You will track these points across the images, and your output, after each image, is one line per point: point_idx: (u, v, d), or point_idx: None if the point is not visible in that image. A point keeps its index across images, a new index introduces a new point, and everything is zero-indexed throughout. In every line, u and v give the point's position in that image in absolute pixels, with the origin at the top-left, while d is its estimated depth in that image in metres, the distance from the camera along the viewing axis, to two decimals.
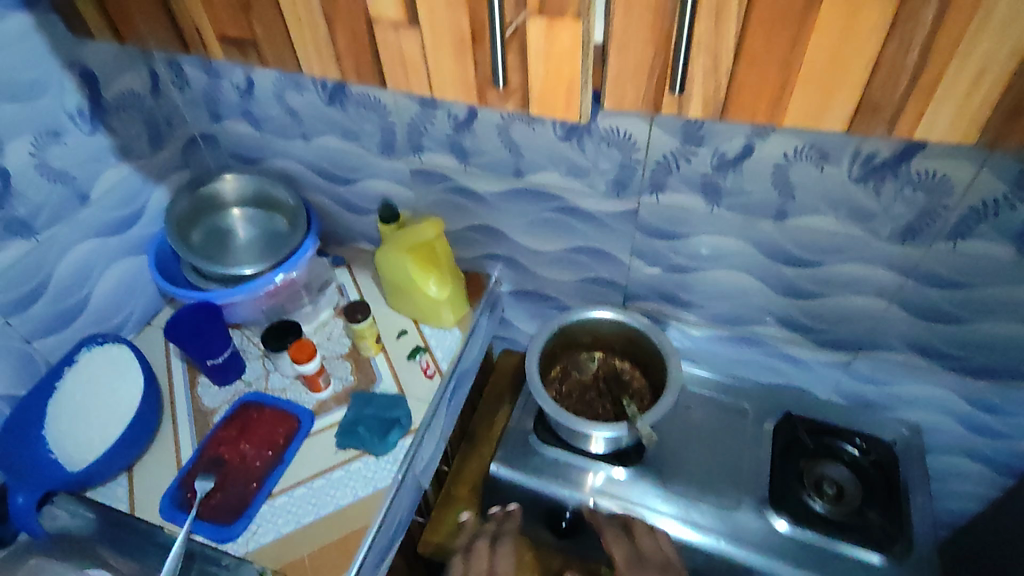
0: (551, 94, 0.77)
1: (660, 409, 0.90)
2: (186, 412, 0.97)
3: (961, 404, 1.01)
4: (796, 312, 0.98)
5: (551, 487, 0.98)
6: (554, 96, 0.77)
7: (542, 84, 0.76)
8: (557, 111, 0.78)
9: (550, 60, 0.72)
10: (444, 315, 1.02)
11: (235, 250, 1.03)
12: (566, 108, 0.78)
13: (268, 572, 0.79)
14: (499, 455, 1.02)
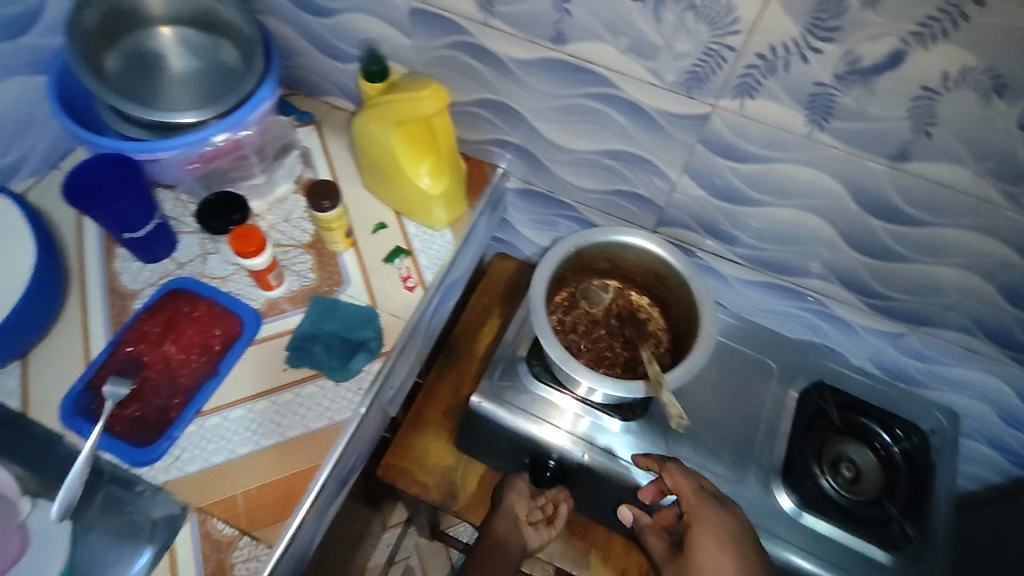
0: None
1: (682, 370, 0.76)
2: (100, 291, 0.77)
3: (1010, 397, 0.89)
4: (863, 272, 0.81)
5: (538, 433, 0.84)
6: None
7: None
8: None
9: None
10: (436, 213, 0.81)
11: (167, 88, 0.78)
12: None
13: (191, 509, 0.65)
14: (482, 387, 0.86)
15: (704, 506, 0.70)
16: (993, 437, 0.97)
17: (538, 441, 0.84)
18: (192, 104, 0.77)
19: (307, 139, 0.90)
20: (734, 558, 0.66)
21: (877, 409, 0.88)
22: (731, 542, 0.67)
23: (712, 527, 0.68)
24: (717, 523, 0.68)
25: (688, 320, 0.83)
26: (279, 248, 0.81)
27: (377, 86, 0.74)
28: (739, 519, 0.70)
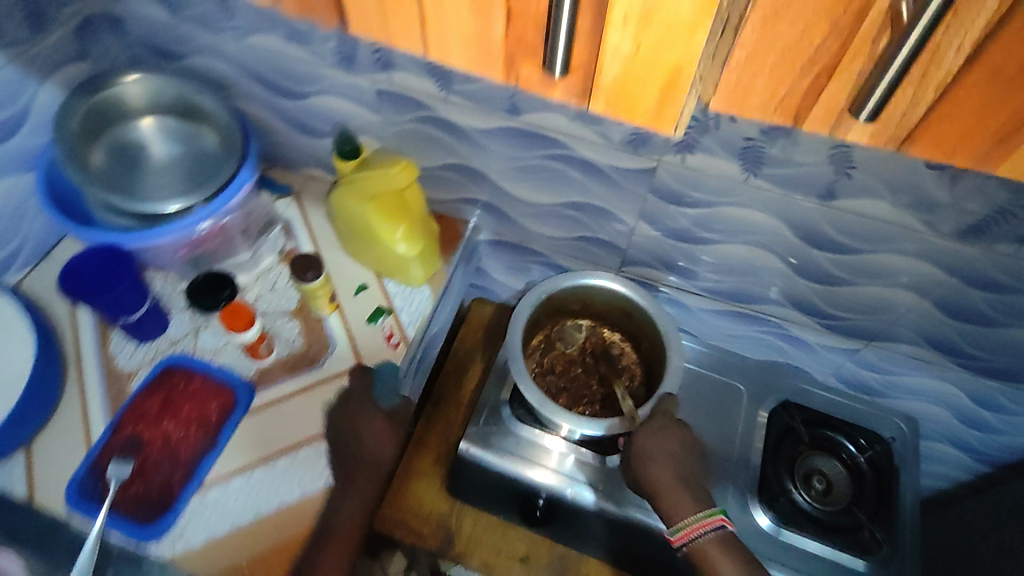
0: (633, 85, 0.47)
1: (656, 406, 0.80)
2: (97, 374, 0.80)
3: (963, 400, 0.95)
4: (814, 297, 0.87)
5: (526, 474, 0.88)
6: (639, 92, 0.47)
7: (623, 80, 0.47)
8: (640, 117, 0.49)
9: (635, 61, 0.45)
10: (413, 272, 0.87)
11: (151, 175, 0.83)
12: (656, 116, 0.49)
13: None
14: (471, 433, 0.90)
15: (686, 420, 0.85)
16: (954, 437, 1.02)
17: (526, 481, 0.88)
18: (175, 188, 0.82)
19: (285, 210, 0.94)
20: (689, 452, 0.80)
21: (843, 423, 0.94)
22: (678, 457, 0.80)
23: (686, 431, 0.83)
24: (670, 443, 0.80)
25: (657, 352, 0.88)
26: (266, 316, 0.86)
27: (350, 164, 0.79)
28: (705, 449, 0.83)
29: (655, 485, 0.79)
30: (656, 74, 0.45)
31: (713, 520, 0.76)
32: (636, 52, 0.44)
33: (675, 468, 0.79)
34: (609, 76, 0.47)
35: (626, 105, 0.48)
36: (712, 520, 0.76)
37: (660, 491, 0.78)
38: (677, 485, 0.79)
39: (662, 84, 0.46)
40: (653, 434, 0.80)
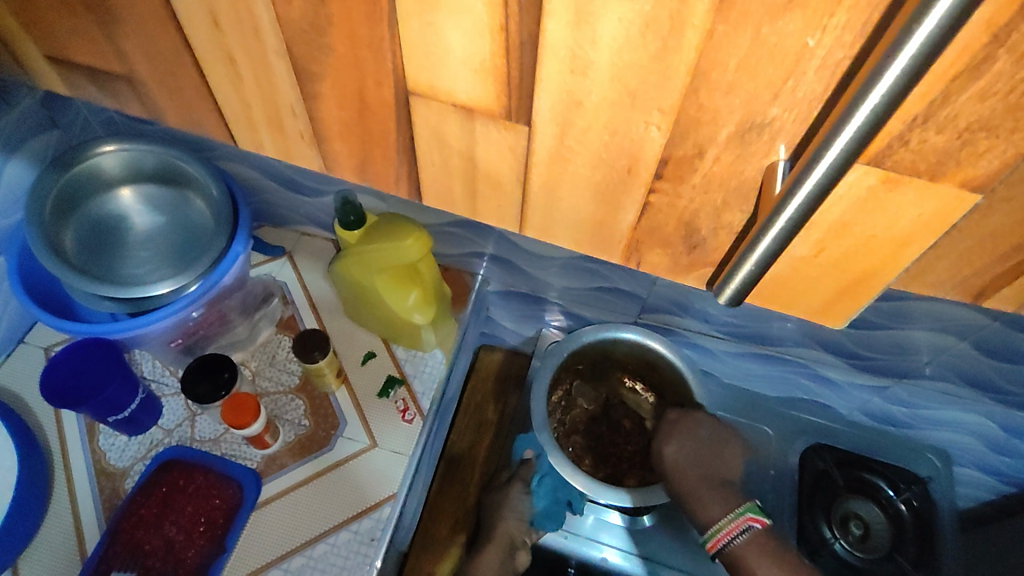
0: (792, 288, 0.39)
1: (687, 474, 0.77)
2: (87, 475, 0.73)
3: (995, 431, 0.92)
4: (843, 338, 0.84)
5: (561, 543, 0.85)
6: (804, 290, 0.38)
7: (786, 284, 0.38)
8: (799, 309, 0.40)
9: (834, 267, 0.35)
10: (425, 337, 0.81)
11: (136, 253, 0.76)
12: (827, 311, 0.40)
13: None
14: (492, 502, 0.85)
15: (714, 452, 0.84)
16: (985, 464, 0.98)
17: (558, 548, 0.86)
18: (165, 267, 0.75)
19: (280, 272, 0.89)
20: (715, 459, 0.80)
21: (882, 465, 0.92)
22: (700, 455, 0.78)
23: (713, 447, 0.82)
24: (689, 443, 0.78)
25: (685, 407, 0.84)
26: (268, 397, 0.80)
27: (356, 234, 0.72)
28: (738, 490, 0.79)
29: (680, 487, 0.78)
30: (834, 280, 0.37)
31: (741, 522, 0.73)
32: (812, 260, 0.36)
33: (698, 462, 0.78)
34: (773, 273, 0.38)
35: (786, 302, 0.40)
36: (739, 523, 0.73)
37: (686, 495, 0.77)
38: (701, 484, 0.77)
39: (840, 288, 0.37)
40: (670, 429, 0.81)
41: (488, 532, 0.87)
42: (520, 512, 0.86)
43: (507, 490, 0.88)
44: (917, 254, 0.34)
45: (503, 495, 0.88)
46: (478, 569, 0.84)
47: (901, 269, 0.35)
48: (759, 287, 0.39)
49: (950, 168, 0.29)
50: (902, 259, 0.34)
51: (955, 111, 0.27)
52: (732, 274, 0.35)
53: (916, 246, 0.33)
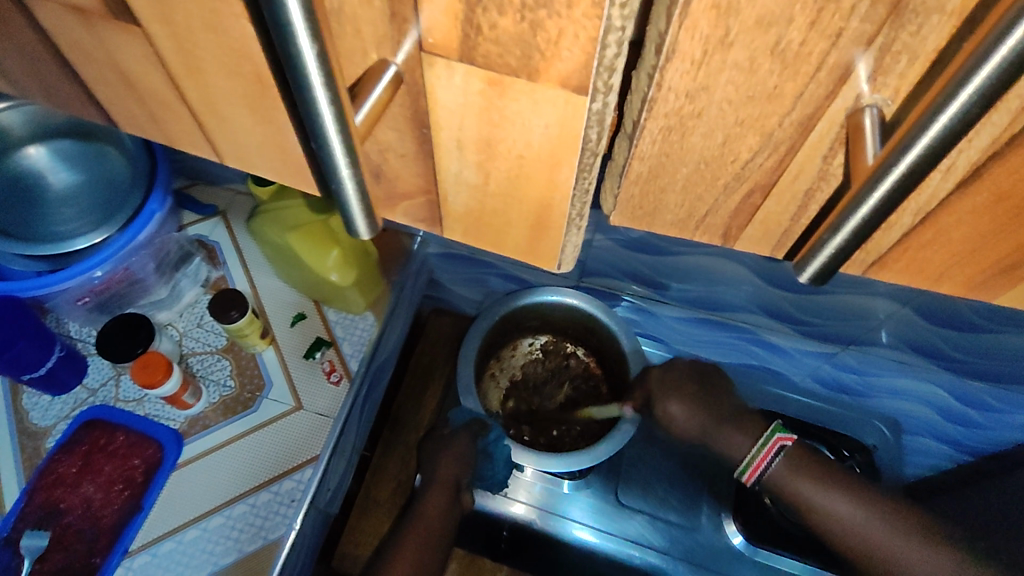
0: (490, 220, 0.28)
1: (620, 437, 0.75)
2: (9, 435, 0.73)
3: (947, 400, 0.89)
4: (786, 303, 0.81)
5: (517, 511, 0.85)
6: (500, 226, 0.28)
7: (477, 209, 0.27)
8: (508, 248, 0.30)
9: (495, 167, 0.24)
10: (351, 299, 0.79)
11: (52, 214, 0.73)
12: (529, 252, 0.29)
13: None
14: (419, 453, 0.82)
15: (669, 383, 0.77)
16: (939, 433, 0.95)
17: (516, 518, 0.85)
18: (83, 224, 0.73)
19: (213, 233, 0.86)
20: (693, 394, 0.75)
21: (823, 432, 0.94)
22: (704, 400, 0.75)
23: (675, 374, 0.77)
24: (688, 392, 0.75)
25: (620, 372, 0.82)
26: (195, 357, 0.79)
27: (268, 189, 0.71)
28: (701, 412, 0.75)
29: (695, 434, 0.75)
30: (515, 215, 0.27)
31: (773, 445, 0.66)
32: (486, 185, 0.26)
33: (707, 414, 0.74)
34: (456, 203, 0.28)
35: (490, 241, 0.30)
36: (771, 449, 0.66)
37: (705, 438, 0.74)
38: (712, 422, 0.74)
39: (531, 223, 0.27)
40: (664, 380, 0.75)
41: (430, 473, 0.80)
42: (466, 458, 0.79)
43: (453, 440, 0.80)
44: (575, 178, 0.24)
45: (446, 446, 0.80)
46: (423, 513, 0.77)
47: (580, 193, 0.25)
48: (446, 217, 0.29)
49: (539, 61, 0.19)
50: (567, 183, 0.24)
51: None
52: (340, 201, 0.23)
53: (569, 167, 0.23)
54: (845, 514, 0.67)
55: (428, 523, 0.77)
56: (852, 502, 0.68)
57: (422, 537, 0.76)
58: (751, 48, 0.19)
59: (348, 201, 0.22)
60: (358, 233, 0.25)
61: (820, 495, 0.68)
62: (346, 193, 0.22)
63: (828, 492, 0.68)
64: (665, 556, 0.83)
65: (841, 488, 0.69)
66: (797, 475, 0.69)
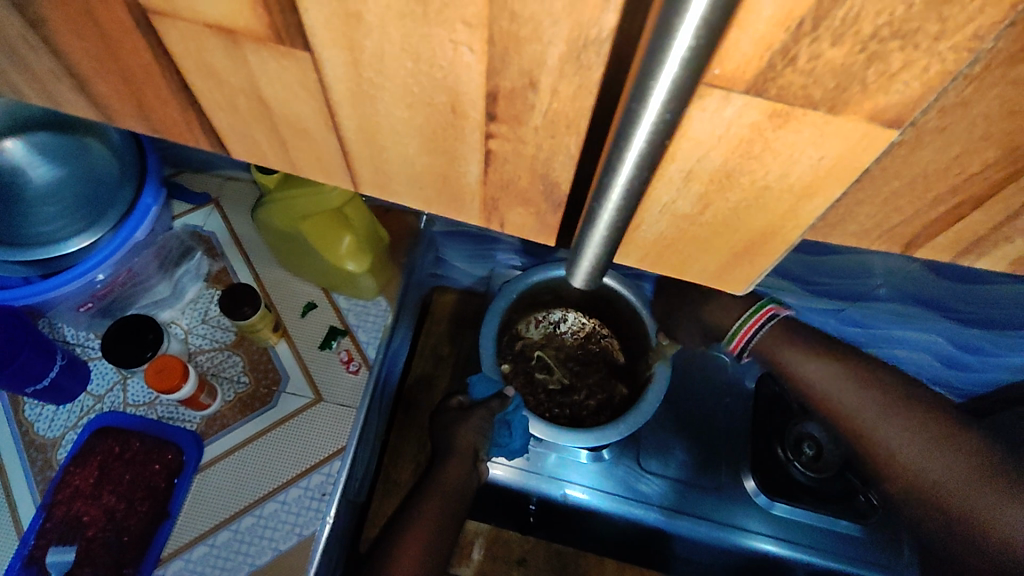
0: (672, 251, 0.30)
1: (642, 415, 0.75)
2: (14, 449, 0.69)
3: (946, 346, 0.92)
4: (798, 263, 0.81)
5: (503, 474, 0.84)
6: (689, 254, 0.30)
7: (676, 237, 0.29)
8: (696, 267, 0.31)
9: (737, 212, 0.26)
10: (364, 286, 0.77)
11: (35, 213, 0.68)
12: (716, 276, 0.31)
13: None
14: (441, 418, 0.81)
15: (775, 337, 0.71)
16: (935, 379, 0.99)
17: (504, 481, 0.84)
18: (73, 222, 0.68)
19: (208, 223, 0.82)
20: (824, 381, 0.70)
21: None
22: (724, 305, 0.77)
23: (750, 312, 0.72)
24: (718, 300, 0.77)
25: (641, 344, 0.81)
26: (203, 355, 0.76)
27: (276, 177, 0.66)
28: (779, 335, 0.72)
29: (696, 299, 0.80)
30: (730, 243, 0.28)
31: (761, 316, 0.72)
32: (693, 216, 0.27)
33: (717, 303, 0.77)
34: (649, 232, 0.29)
35: (673, 263, 0.31)
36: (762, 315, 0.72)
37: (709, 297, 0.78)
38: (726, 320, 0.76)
39: (733, 252, 0.29)
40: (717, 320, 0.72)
41: (447, 445, 0.78)
42: (484, 429, 0.77)
43: (468, 415, 0.78)
44: (823, 209, 0.25)
45: (463, 419, 0.78)
46: (444, 485, 0.76)
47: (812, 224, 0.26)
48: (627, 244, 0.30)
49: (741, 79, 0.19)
50: (806, 216, 0.25)
51: (861, 14, 0.17)
52: (575, 261, 0.28)
53: (822, 199, 0.24)
54: (835, 381, 0.70)
55: (450, 493, 0.76)
56: (825, 368, 0.72)
57: (443, 506, 0.76)
58: (948, 55, 0.18)
59: (585, 263, 0.28)
60: (574, 283, 0.31)
61: (802, 361, 0.73)
62: (589, 248, 0.27)
63: (807, 356, 0.74)
64: (676, 518, 0.83)
65: (821, 359, 0.72)
66: (779, 345, 0.75)
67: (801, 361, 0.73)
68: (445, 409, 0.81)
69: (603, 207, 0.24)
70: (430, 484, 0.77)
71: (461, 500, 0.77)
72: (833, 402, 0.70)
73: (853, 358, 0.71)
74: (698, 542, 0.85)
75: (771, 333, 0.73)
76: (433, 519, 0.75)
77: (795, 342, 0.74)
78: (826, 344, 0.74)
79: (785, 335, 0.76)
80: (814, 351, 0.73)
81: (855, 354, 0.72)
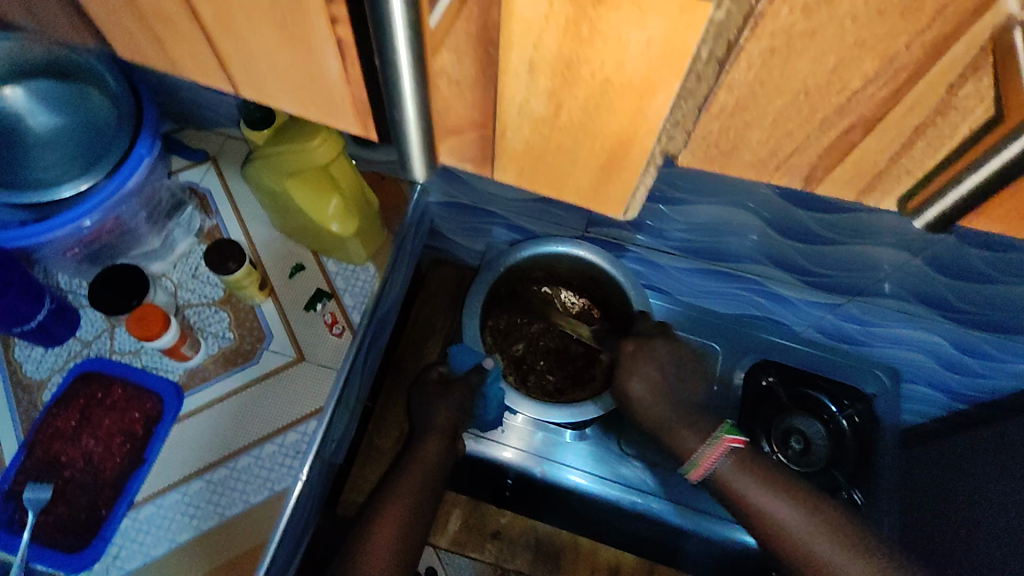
0: (546, 169, 0.32)
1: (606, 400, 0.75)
2: (2, 388, 0.71)
3: (946, 348, 0.89)
4: (793, 253, 0.79)
5: (501, 453, 0.82)
6: (564, 168, 0.31)
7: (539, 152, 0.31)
8: (573, 192, 0.33)
9: (585, 115, 0.27)
10: (352, 250, 0.77)
11: (35, 159, 0.69)
12: (594, 197, 0.33)
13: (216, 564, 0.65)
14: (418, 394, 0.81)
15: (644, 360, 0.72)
16: (934, 380, 0.97)
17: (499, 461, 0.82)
18: (70, 169, 0.69)
19: (204, 180, 0.83)
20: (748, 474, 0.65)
21: (824, 381, 0.93)
22: (664, 387, 0.71)
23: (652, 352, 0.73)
24: (650, 374, 0.72)
25: (628, 326, 0.80)
26: (191, 309, 0.77)
27: (265, 133, 0.66)
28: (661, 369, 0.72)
29: (655, 421, 0.71)
30: (592, 149, 0.29)
31: (721, 445, 0.66)
32: (550, 116, 0.28)
33: (670, 402, 0.71)
34: (515, 141, 0.30)
35: (550, 182, 0.33)
36: (719, 446, 0.66)
37: (663, 428, 0.70)
38: (675, 419, 0.70)
39: (602, 162, 0.30)
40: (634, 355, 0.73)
41: (425, 422, 0.78)
42: (464, 405, 0.79)
43: (449, 388, 0.79)
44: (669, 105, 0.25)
45: (440, 393, 0.79)
46: (420, 459, 0.76)
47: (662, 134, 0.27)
48: (501, 155, 0.32)
49: None
50: (653, 117, 0.26)
51: None
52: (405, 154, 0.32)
53: (664, 95, 0.25)
54: (799, 524, 0.61)
55: (427, 469, 0.75)
56: (792, 506, 0.62)
57: (421, 484, 0.74)
58: None
59: (414, 159, 0.32)
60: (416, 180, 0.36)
61: (760, 493, 0.63)
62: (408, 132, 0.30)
63: (772, 493, 0.63)
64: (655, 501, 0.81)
65: (790, 496, 0.63)
66: (742, 474, 0.64)
67: (759, 495, 0.63)
68: (425, 380, 0.82)
69: (398, 76, 0.26)
70: (405, 462, 0.76)
71: (437, 481, 0.76)
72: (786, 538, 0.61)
73: (813, 503, 0.62)
74: (674, 530, 0.84)
75: (728, 467, 0.65)
76: (409, 497, 0.72)
77: (753, 479, 0.64)
78: (789, 480, 0.64)
79: (745, 467, 0.65)
80: (775, 485, 0.64)
81: (818, 497, 0.63)
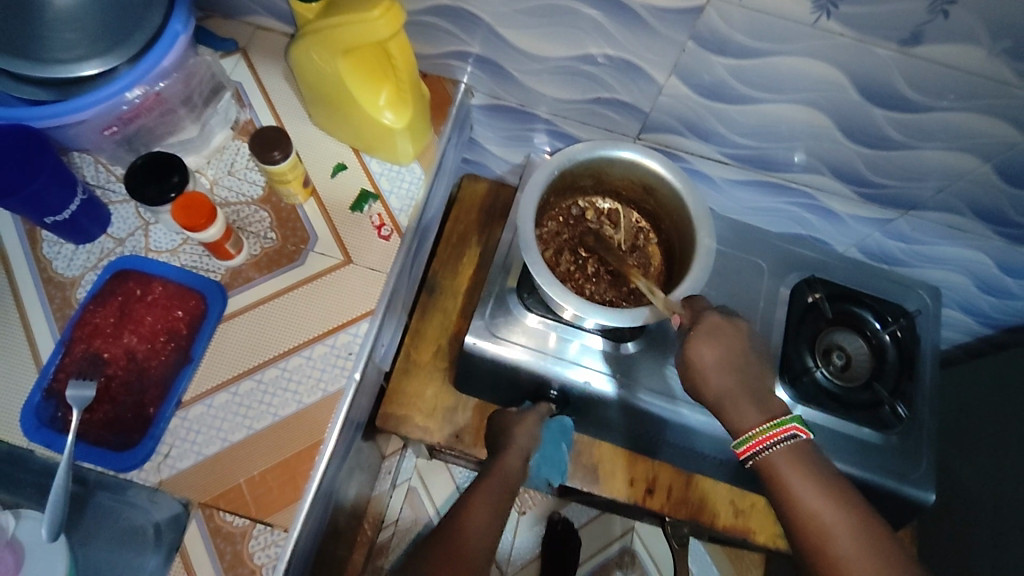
0: None
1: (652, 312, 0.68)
2: (32, 284, 0.67)
3: (989, 268, 0.89)
4: (857, 163, 0.77)
5: (517, 356, 0.80)
6: None
7: None
8: None
9: None
10: (401, 148, 0.72)
11: (52, 30, 0.62)
12: None
13: (271, 463, 0.64)
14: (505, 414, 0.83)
15: (715, 334, 0.66)
16: (969, 304, 0.98)
17: (518, 365, 0.80)
18: (88, 43, 0.62)
19: (235, 72, 0.77)
20: (797, 464, 0.62)
21: (869, 299, 0.88)
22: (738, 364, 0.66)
23: (726, 334, 0.66)
24: (727, 350, 0.66)
25: (682, 234, 0.77)
26: (229, 207, 0.72)
27: (314, 8, 0.62)
28: (732, 346, 0.66)
29: (718, 394, 0.66)
30: None
31: (785, 431, 0.63)
32: None
33: (739, 379, 0.66)
34: None
35: None
36: (781, 432, 0.63)
37: (723, 403, 0.66)
38: (741, 393, 0.66)
39: None
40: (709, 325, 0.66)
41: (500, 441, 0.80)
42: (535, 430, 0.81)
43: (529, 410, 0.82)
44: None
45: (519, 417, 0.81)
46: (500, 470, 0.75)
47: None
48: None
49: None
50: None
51: None
52: None
53: None
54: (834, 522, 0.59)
55: (506, 477, 0.75)
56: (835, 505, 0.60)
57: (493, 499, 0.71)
58: None
59: None
60: None
61: (804, 487, 0.61)
62: None
63: (824, 493, 0.61)
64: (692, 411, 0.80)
65: (833, 494, 0.61)
66: (791, 465, 0.62)
67: (808, 496, 0.60)
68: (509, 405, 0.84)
69: None
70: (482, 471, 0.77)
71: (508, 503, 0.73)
72: (825, 542, 0.59)
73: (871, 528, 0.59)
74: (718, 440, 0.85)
75: (781, 456, 0.63)
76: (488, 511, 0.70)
77: (803, 474, 0.61)
78: (836, 479, 0.62)
79: (797, 460, 0.62)
80: (823, 485, 0.61)
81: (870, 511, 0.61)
